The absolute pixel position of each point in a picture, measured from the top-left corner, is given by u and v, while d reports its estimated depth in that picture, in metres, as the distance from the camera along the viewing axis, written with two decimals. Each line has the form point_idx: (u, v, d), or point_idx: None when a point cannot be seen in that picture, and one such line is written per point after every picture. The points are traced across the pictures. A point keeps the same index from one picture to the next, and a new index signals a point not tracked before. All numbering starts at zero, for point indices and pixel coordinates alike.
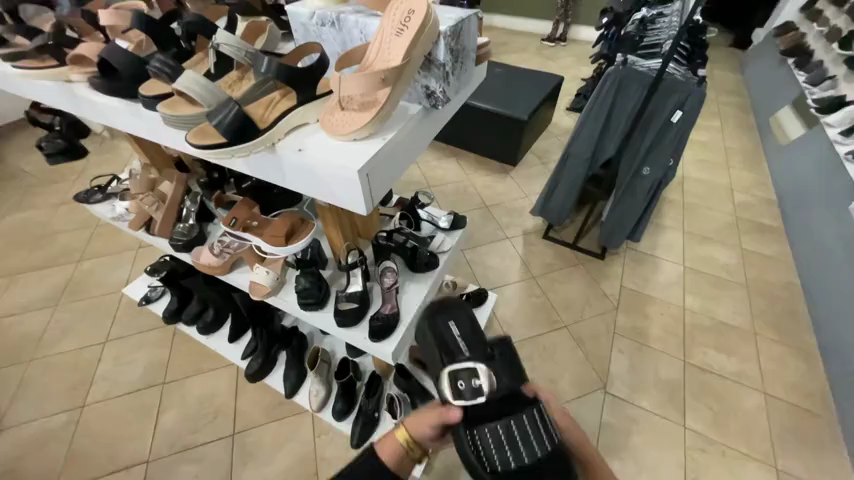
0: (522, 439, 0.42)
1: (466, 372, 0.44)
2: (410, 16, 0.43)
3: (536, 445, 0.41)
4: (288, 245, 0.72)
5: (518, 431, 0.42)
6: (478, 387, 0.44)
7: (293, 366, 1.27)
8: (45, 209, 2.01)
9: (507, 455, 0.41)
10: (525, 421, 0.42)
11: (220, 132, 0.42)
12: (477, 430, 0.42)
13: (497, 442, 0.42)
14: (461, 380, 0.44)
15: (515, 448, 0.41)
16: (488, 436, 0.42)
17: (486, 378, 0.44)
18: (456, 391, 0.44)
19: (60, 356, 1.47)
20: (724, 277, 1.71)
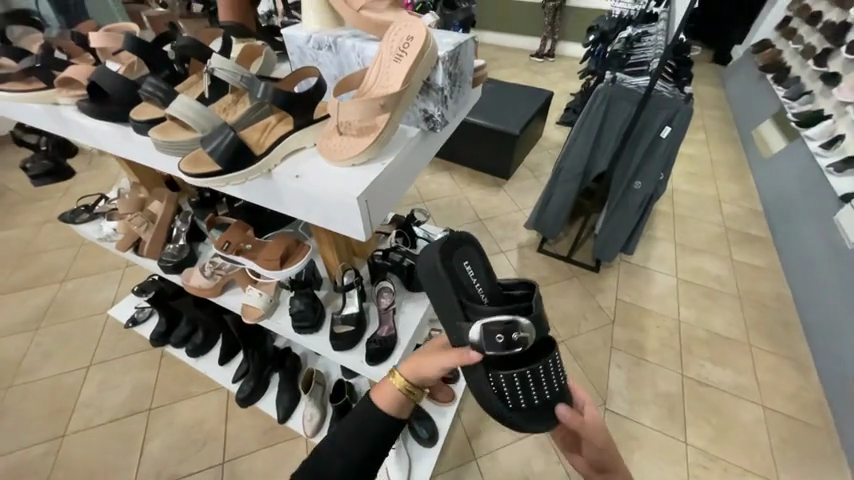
0: (533, 383, 0.53)
1: (505, 328, 0.49)
2: (410, 42, 0.43)
3: (542, 389, 0.54)
4: (282, 269, 0.70)
5: (537, 376, 0.53)
6: (514, 340, 0.50)
7: (286, 389, 1.22)
8: (29, 228, 1.96)
9: (519, 394, 0.53)
10: (543, 368, 0.53)
11: (214, 160, 0.41)
12: (495, 376, 0.53)
13: (518, 385, 0.53)
14: (499, 334, 0.50)
15: (525, 391, 0.53)
16: (505, 382, 0.52)
17: (525, 338, 0.50)
18: (494, 342, 0.50)
19: (40, 382, 1.40)
20: (717, 288, 1.72)
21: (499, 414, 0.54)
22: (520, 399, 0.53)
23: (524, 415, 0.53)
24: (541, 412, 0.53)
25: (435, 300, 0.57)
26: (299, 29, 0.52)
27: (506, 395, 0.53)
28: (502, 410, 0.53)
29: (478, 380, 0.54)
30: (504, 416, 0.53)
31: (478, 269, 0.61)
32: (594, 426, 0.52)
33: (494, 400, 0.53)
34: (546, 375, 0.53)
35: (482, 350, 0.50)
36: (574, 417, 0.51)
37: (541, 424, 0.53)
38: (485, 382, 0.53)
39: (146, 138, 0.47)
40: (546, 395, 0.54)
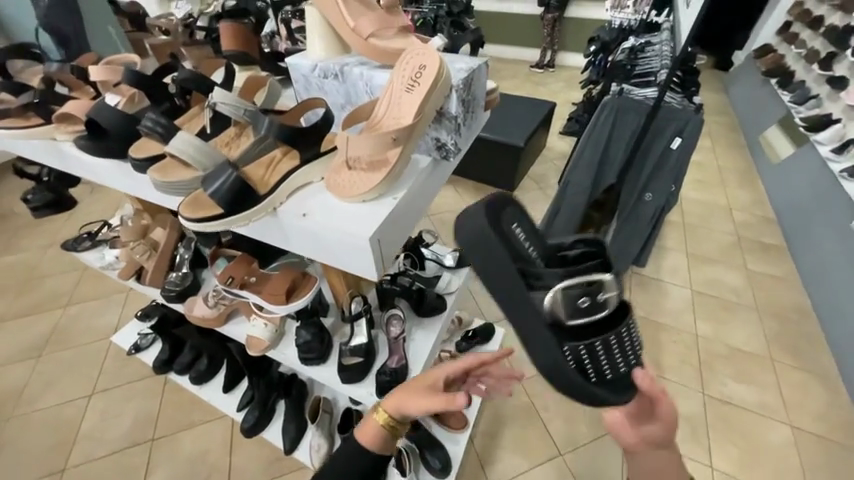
0: (617, 351, 0.47)
1: (587, 289, 0.44)
2: (422, 71, 0.40)
3: (625, 356, 0.48)
4: (288, 305, 0.66)
5: (620, 343, 0.47)
6: (599, 302, 0.45)
7: (293, 419, 1.16)
8: (34, 252, 1.95)
9: (602, 364, 0.47)
10: (624, 332, 0.47)
11: (215, 201, 0.38)
12: (573, 349, 0.46)
13: (601, 355, 0.46)
14: (581, 297, 0.44)
15: (608, 361, 0.47)
16: (587, 353, 0.46)
17: (610, 298, 0.45)
18: (579, 308, 0.45)
19: (43, 413, 1.37)
20: (734, 299, 1.67)
21: (577, 392, 0.48)
22: (601, 370, 0.47)
23: (607, 388, 0.47)
24: (623, 383, 0.48)
25: (483, 269, 0.46)
26: (304, 57, 0.50)
27: (585, 367, 0.47)
28: (582, 384, 0.47)
29: (552, 355, 0.46)
30: (589, 392, 0.47)
31: (527, 230, 0.50)
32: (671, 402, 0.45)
33: (571, 376, 0.46)
34: (630, 339, 0.47)
35: (562, 317, 0.45)
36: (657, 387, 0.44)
37: (628, 398, 0.47)
38: (561, 355, 0.46)
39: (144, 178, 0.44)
40: (629, 364, 0.48)
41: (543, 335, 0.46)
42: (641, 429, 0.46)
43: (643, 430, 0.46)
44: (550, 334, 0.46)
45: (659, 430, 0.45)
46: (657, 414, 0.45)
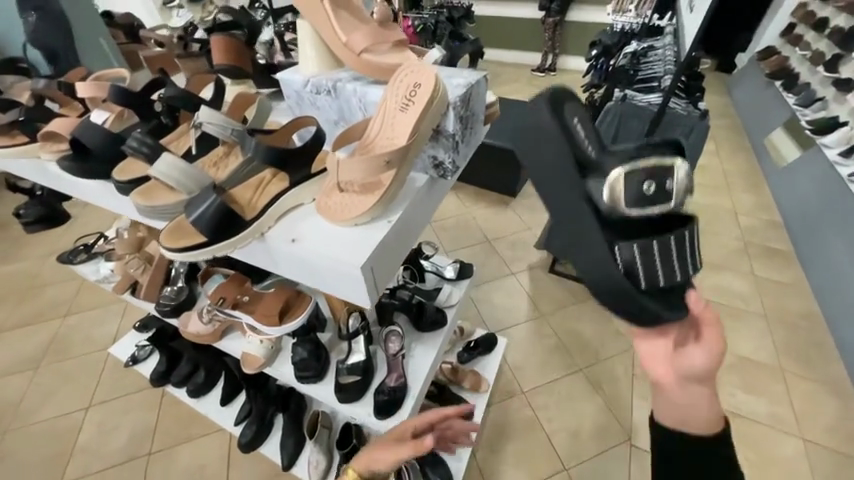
0: (675, 258, 0.44)
1: (654, 172, 0.43)
2: (417, 89, 0.38)
3: (681, 268, 0.45)
4: (282, 325, 0.65)
5: (677, 248, 0.44)
6: (665, 189, 0.43)
7: (291, 434, 1.13)
8: (35, 261, 1.94)
9: (657, 272, 0.44)
10: (682, 239, 0.45)
11: (199, 228, 0.36)
12: (624, 251, 0.43)
13: (656, 259, 0.44)
14: (645, 182, 0.43)
15: (664, 269, 0.44)
16: (638, 256, 0.43)
17: (675, 193, 0.43)
18: (643, 193, 0.43)
19: (41, 425, 1.36)
20: (742, 307, 1.62)
21: (624, 304, 0.44)
22: (653, 278, 0.44)
23: (657, 300, 0.44)
24: (674, 297, 0.45)
25: (536, 162, 0.46)
26: (296, 72, 0.48)
27: (637, 272, 0.44)
28: (632, 291, 0.43)
29: (601, 253, 0.44)
30: (639, 305, 0.43)
31: (588, 126, 0.47)
32: (719, 336, 0.42)
33: (620, 280, 0.44)
34: (688, 246, 0.45)
35: (618, 205, 0.44)
36: (708, 313, 0.44)
37: (679, 315, 0.43)
38: (610, 254, 0.44)
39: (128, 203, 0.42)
40: (683, 276, 0.45)
41: (592, 232, 0.45)
42: (679, 359, 0.43)
43: (684, 360, 0.42)
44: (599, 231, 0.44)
45: (702, 362, 0.41)
46: (703, 346, 0.42)
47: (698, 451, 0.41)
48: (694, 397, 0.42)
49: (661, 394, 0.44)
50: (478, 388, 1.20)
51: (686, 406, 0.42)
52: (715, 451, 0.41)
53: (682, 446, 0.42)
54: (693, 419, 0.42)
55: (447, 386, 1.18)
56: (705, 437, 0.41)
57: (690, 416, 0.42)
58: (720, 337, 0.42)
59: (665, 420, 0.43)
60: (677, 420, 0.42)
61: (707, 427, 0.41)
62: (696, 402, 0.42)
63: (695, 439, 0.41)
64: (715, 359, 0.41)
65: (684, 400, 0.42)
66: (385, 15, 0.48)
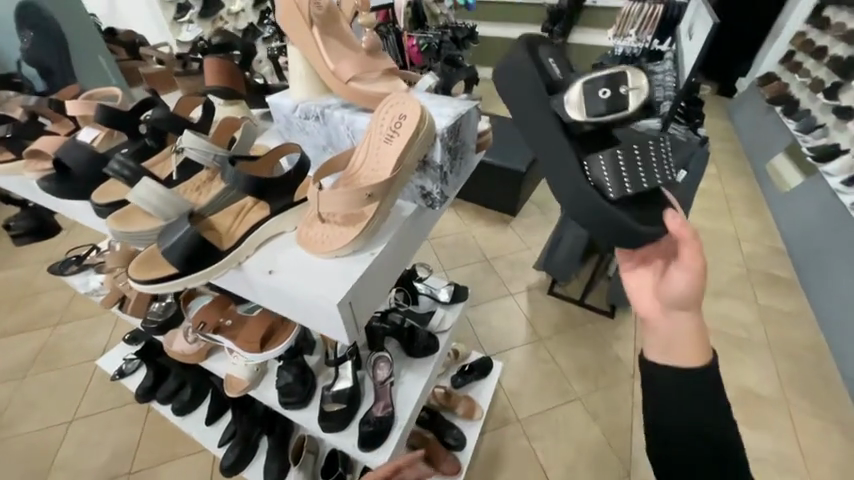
0: (637, 166, 0.51)
1: (611, 82, 0.48)
2: (402, 121, 0.38)
3: (648, 174, 0.51)
4: (264, 353, 0.62)
5: (640, 162, 0.51)
6: (621, 96, 0.48)
7: (275, 459, 1.07)
8: (29, 267, 1.90)
9: (622, 181, 0.51)
10: (645, 152, 0.51)
11: (171, 258, 0.36)
12: (591, 163, 0.52)
13: (619, 169, 0.51)
14: (603, 90, 0.49)
15: (629, 175, 0.51)
16: (603, 164, 0.51)
17: (635, 102, 0.48)
18: (601, 99, 0.49)
19: (22, 439, 1.31)
20: (744, 336, 1.59)
21: (591, 213, 0.52)
22: (620, 187, 0.51)
23: (624, 209, 0.51)
24: (640, 207, 0.52)
25: (511, 92, 0.55)
26: (286, 96, 0.48)
27: (602, 181, 0.51)
28: (598, 199, 0.51)
29: (571, 166, 0.52)
30: (611, 214, 0.51)
31: (557, 57, 0.56)
32: (700, 262, 0.48)
33: (588, 189, 0.51)
34: (652, 157, 0.51)
35: (580, 118, 0.50)
36: (688, 234, 0.48)
37: (650, 230, 0.50)
38: (578, 167, 0.52)
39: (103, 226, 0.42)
40: (649, 185, 0.51)
41: (562, 148, 0.52)
42: (664, 292, 0.51)
43: (667, 290, 0.51)
44: (568, 145, 0.52)
45: (681, 288, 0.49)
46: (684, 271, 0.48)
47: (686, 378, 0.46)
48: (678, 323, 0.49)
49: (651, 326, 0.51)
50: (472, 415, 1.14)
51: (670, 332, 0.49)
52: (701, 376, 0.46)
53: (674, 372, 0.47)
54: (677, 344, 0.48)
55: (439, 411, 1.14)
56: (692, 364, 0.47)
57: (675, 343, 0.48)
58: (700, 263, 0.48)
59: (654, 351, 0.49)
60: (662, 347, 0.49)
61: (691, 354, 0.47)
62: (680, 328, 0.49)
63: (681, 367, 0.47)
64: (695, 285, 0.48)
65: (669, 327, 0.50)
66: (374, 44, 0.49)
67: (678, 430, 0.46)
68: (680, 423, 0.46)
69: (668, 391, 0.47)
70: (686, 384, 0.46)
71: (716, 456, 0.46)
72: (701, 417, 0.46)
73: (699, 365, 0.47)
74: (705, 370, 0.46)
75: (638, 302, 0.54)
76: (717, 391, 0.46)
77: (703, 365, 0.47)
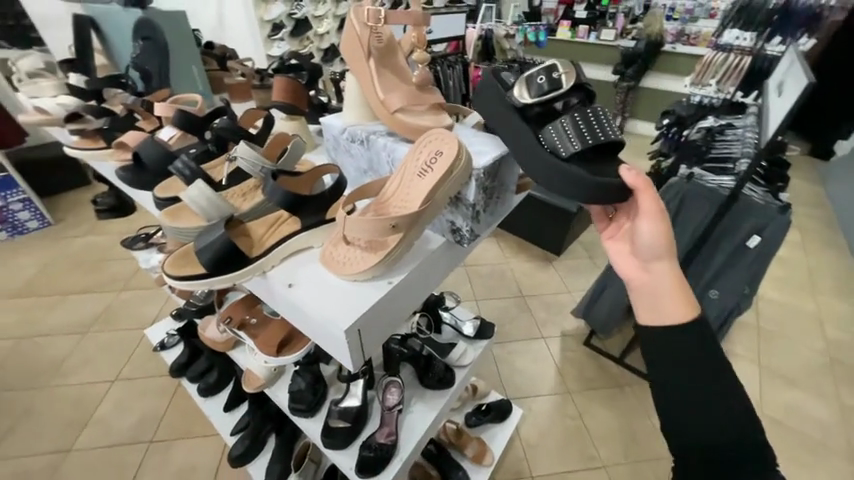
0: (587, 130, 0.46)
1: (544, 67, 0.47)
2: (438, 157, 0.41)
3: (596, 134, 0.47)
4: (277, 356, 0.64)
5: (590, 118, 0.47)
6: (556, 79, 0.47)
7: (279, 459, 1.03)
8: (113, 236, 2.15)
9: (571, 145, 0.46)
10: (593, 111, 0.48)
11: (204, 258, 0.39)
12: (542, 136, 0.48)
13: (570, 129, 0.46)
14: (539, 76, 0.47)
15: (579, 138, 0.46)
16: (553, 134, 0.47)
17: (566, 74, 0.47)
18: (538, 86, 0.47)
19: (69, 387, 1.42)
20: (823, 438, 1.32)
21: (560, 179, 0.46)
22: (574, 146, 0.46)
23: (586, 170, 0.46)
24: (599, 167, 0.47)
25: (480, 102, 0.54)
26: (338, 118, 0.53)
27: (556, 145, 0.47)
28: (558, 162, 0.46)
29: (526, 136, 0.48)
30: (570, 177, 0.45)
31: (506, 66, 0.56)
32: (659, 208, 0.45)
33: (547, 157, 0.46)
34: (598, 118, 0.47)
35: (527, 99, 0.47)
36: (642, 183, 0.46)
37: (608, 180, 0.44)
38: (534, 137, 0.47)
39: (157, 216, 0.48)
40: (604, 139, 0.47)
41: (518, 122, 0.49)
42: (638, 250, 0.49)
43: (639, 248, 0.48)
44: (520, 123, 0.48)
45: (651, 241, 0.46)
46: (647, 220, 0.46)
47: (675, 340, 0.42)
48: (660, 280, 0.46)
49: (635, 290, 0.48)
50: (481, 460, 1.05)
51: (654, 290, 0.46)
52: (693, 333, 0.42)
53: (666, 337, 0.43)
54: (662, 303, 0.45)
55: (448, 448, 1.07)
56: (682, 319, 0.43)
57: (661, 300, 0.45)
58: (660, 207, 0.46)
59: (642, 315, 0.46)
60: (648, 309, 0.45)
61: (679, 308, 0.43)
62: (663, 284, 0.46)
63: (668, 326, 0.43)
64: (662, 234, 0.46)
65: (652, 286, 0.46)
66: (425, 78, 0.52)
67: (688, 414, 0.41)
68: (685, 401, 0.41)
69: (664, 363, 0.43)
70: (685, 353, 0.42)
71: (736, 439, 0.39)
72: (704, 390, 0.40)
73: (691, 318, 0.43)
74: (696, 322, 0.42)
75: (618, 268, 0.51)
76: (716, 355, 0.41)
77: (694, 317, 0.43)
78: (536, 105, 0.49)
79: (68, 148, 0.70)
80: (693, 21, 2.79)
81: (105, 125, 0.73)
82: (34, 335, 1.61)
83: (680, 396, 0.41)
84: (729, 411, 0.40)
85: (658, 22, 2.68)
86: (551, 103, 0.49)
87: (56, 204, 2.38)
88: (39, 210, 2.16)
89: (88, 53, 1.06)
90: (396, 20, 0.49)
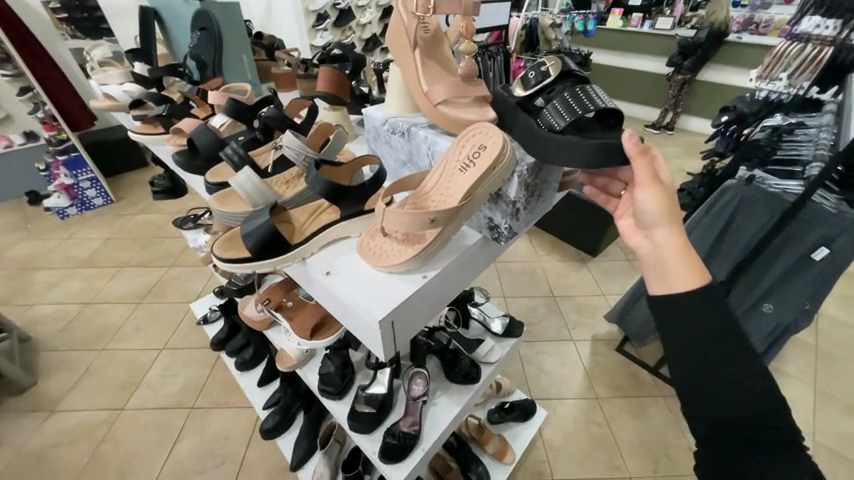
0: (578, 106, 0.42)
1: (531, 65, 0.45)
2: (482, 151, 0.40)
3: (586, 107, 0.42)
4: (313, 340, 0.67)
5: (579, 91, 0.43)
6: (545, 70, 0.44)
7: (308, 434, 1.08)
8: (163, 215, 2.32)
9: (561, 119, 0.42)
10: (583, 86, 0.44)
11: (248, 245, 0.41)
12: (538, 117, 0.44)
13: (560, 104, 0.43)
14: (528, 73, 0.45)
15: (571, 112, 0.42)
16: (546, 113, 0.43)
17: (553, 64, 0.44)
18: (525, 80, 0.45)
19: (124, 352, 1.56)
20: None
21: (565, 153, 0.41)
22: (567, 118, 0.42)
23: (585, 138, 0.41)
24: (595, 133, 0.42)
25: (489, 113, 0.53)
26: (380, 110, 0.53)
27: (551, 122, 0.42)
28: (557, 137, 0.41)
29: (523, 122, 0.44)
30: (562, 147, 0.41)
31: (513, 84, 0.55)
32: (653, 173, 0.40)
33: (541, 134, 0.42)
34: (590, 93, 0.43)
35: (521, 94, 0.45)
36: (637, 149, 0.40)
37: (604, 141, 0.40)
38: (530, 121, 0.43)
39: (206, 199, 0.50)
40: (598, 108, 0.42)
41: (517, 113, 0.45)
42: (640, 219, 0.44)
43: (639, 216, 0.44)
44: (516, 112, 0.46)
45: (651, 207, 0.42)
46: (644, 189, 0.41)
47: (693, 317, 0.38)
48: (664, 247, 0.42)
49: (643, 262, 0.44)
50: (502, 457, 1.05)
51: (659, 260, 0.42)
52: (701, 302, 0.38)
53: (673, 311, 0.39)
54: (669, 275, 0.40)
55: (469, 442, 1.07)
56: (689, 287, 0.39)
57: (665, 267, 0.41)
58: (653, 171, 0.41)
59: (650, 286, 0.42)
60: (657, 280, 0.41)
61: (687, 274, 0.39)
62: (667, 252, 0.41)
63: (671, 295, 0.39)
64: (662, 198, 0.41)
65: (655, 253, 0.42)
66: (472, 69, 0.49)
67: (709, 396, 0.37)
68: (703, 382, 0.37)
69: (685, 357, 0.38)
70: (703, 333, 0.38)
71: (761, 413, 0.36)
72: (722, 368, 0.37)
73: (699, 285, 0.39)
74: (706, 288, 0.38)
75: (628, 242, 0.47)
76: (736, 332, 0.37)
77: (705, 284, 0.39)
78: (535, 96, 0.45)
79: (132, 132, 0.75)
80: (764, 9, 2.60)
81: (164, 112, 0.78)
82: (96, 302, 1.78)
83: (699, 377, 0.38)
84: (755, 391, 0.36)
85: (723, 9, 2.44)
86: (545, 93, 0.45)
87: (118, 183, 2.60)
88: (104, 188, 2.36)
89: (152, 43, 1.13)
90: (445, 9, 0.48)
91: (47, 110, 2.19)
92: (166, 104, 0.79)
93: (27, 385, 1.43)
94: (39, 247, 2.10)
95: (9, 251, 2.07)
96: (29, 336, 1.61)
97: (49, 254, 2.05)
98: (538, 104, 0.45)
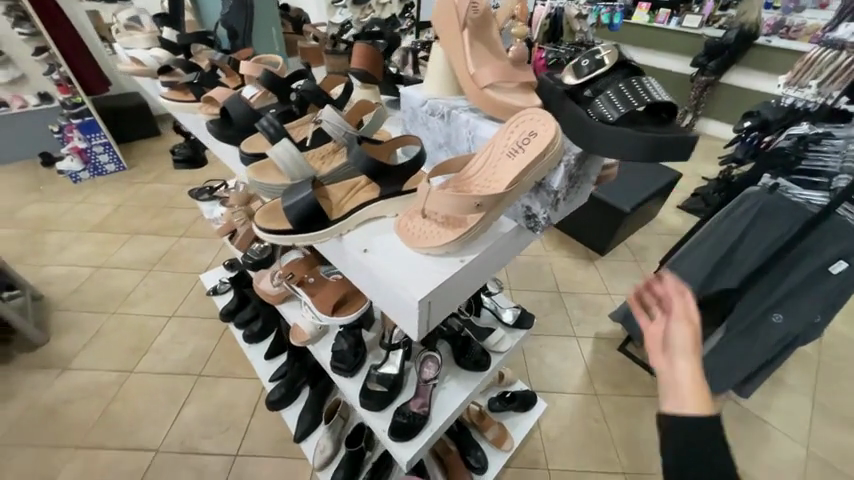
0: (633, 96, 0.41)
1: (584, 54, 0.45)
2: (532, 137, 0.40)
3: (640, 99, 0.41)
4: (334, 316, 0.68)
5: (634, 83, 0.43)
6: (600, 60, 0.44)
7: (311, 408, 1.11)
8: (174, 185, 2.32)
9: (615, 109, 0.41)
10: (638, 78, 0.43)
11: (289, 215, 0.42)
12: (589, 106, 0.43)
13: (614, 95, 0.42)
14: (580, 62, 0.44)
15: (624, 103, 0.41)
16: (598, 102, 0.42)
17: (609, 53, 0.44)
18: (577, 68, 0.44)
19: (133, 317, 1.59)
20: None
21: (618, 146, 0.40)
22: (621, 110, 0.41)
23: (637, 130, 0.41)
24: (647, 126, 0.42)
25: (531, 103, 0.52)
26: (419, 90, 0.53)
27: (603, 112, 0.42)
28: (609, 127, 0.40)
29: (572, 111, 0.43)
30: (614, 138, 0.40)
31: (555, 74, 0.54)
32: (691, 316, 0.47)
33: (593, 124, 0.41)
34: (644, 85, 0.42)
35: (571, 82, 0.45)
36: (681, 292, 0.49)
37: (660, 134, 0.39)
38: (580, 111, 0.43)
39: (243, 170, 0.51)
40: (653, 101, 0.41)
41: (566, 102, 0.45)
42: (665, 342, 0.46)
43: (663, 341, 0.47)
44: (565, 101, 0.45)
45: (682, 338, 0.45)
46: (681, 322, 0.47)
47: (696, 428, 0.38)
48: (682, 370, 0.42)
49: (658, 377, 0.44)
50: (501, 444, 1.07)
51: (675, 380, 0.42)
52: (708, 428, 0.38)
53: (684, 435, 0.39)
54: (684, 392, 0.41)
55: (469, 427, 1.09)
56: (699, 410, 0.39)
57: (679, 386, 0.41)
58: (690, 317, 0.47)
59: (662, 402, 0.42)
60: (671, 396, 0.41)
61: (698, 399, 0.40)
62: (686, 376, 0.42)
63: (684, 418, 0.39)
64: (692, 335, 0.45)
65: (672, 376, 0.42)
66: (521, 54, 0.48)
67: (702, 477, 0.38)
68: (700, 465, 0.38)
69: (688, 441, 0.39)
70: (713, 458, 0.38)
71: None
72: None
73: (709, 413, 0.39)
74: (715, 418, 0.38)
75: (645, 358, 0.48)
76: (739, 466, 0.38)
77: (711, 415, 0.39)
78: (585, 87, 0.45)
79: (161, 97, 0.75)
80: (797, 12, 2.52)
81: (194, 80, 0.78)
82: (107, 266, 1.80)
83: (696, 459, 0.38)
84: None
85: (755, 10, 2.37)
86: (595, 84, 0.44)
87: (130, 150, 2.60)
88: (116, 154, 2.36)
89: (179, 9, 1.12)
90: None
91: (62, 72, 2.18)
92: (195, 72, 0.79)
93: (40, 342, 1.46)
94: (52, 209, 2.12)
95: (22, 210, 2.10)
96: (42, 295, 1.64)
97: (62, 216, 2.08)
98: (587, 95, 0.44)
